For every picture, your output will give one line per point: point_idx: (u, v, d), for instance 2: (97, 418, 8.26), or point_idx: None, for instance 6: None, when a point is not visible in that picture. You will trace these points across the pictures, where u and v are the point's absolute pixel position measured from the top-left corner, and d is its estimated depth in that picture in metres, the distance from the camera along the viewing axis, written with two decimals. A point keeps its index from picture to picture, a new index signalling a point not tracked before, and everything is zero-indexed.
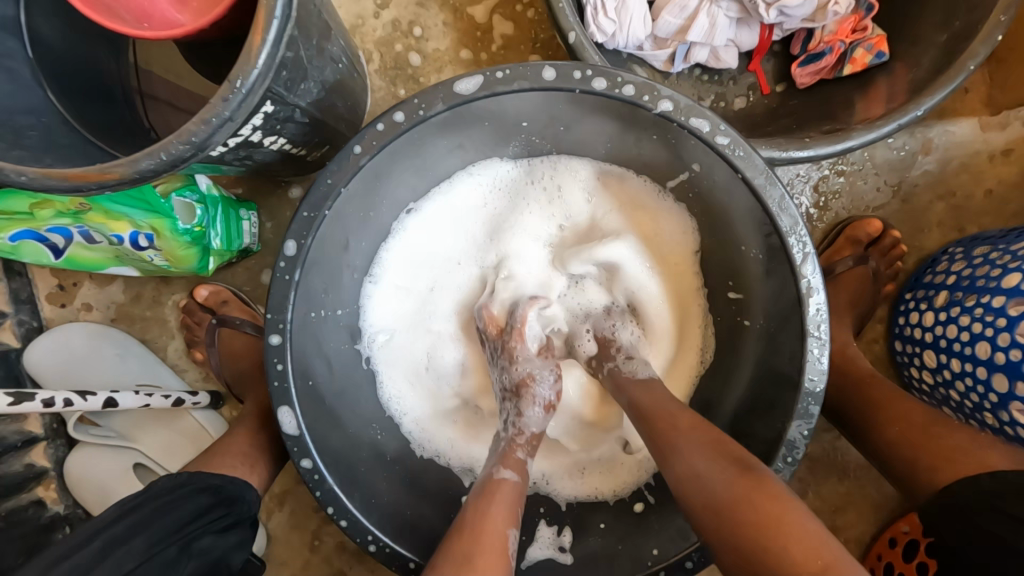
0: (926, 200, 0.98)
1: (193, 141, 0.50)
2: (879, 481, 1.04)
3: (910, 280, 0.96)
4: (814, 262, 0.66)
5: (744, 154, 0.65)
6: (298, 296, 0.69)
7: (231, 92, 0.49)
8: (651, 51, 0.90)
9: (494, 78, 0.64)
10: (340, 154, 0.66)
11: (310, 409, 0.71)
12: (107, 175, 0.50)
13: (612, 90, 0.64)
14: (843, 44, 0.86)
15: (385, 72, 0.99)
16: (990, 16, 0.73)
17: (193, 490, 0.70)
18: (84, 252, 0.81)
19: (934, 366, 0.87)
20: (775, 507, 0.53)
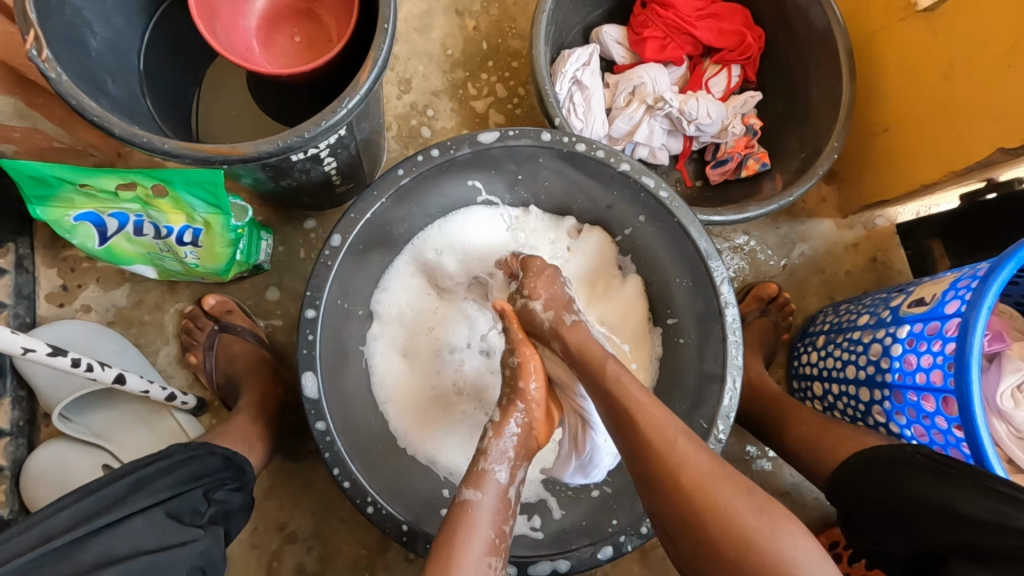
0: (805, 274, 1.31)
1: (303, 136, 0.69)
2: (792, 506, 1.22)
3: (800, 332, 1.24)
4: (730, 285, 0.90)
5: (679, 205, 0.90)
6: (333, 282, 0.83)
7: (338, 108, 0.70)
8: (608, 145, 1.21)
9: (507, 134, 0.89)
10: (385, 175, 0.86)
11: (328, 380, 0.82)
12: (233, 152, 0.66)
13: (589, 152, 0.90)
14: (740, 155, 1.21)
15: (401, 139, 1.24)
16: (829, 142, 1.09)
17: (204, 453, 0.77)
18: (125, 244, 0.92)
19: (822, 392, 1.11)
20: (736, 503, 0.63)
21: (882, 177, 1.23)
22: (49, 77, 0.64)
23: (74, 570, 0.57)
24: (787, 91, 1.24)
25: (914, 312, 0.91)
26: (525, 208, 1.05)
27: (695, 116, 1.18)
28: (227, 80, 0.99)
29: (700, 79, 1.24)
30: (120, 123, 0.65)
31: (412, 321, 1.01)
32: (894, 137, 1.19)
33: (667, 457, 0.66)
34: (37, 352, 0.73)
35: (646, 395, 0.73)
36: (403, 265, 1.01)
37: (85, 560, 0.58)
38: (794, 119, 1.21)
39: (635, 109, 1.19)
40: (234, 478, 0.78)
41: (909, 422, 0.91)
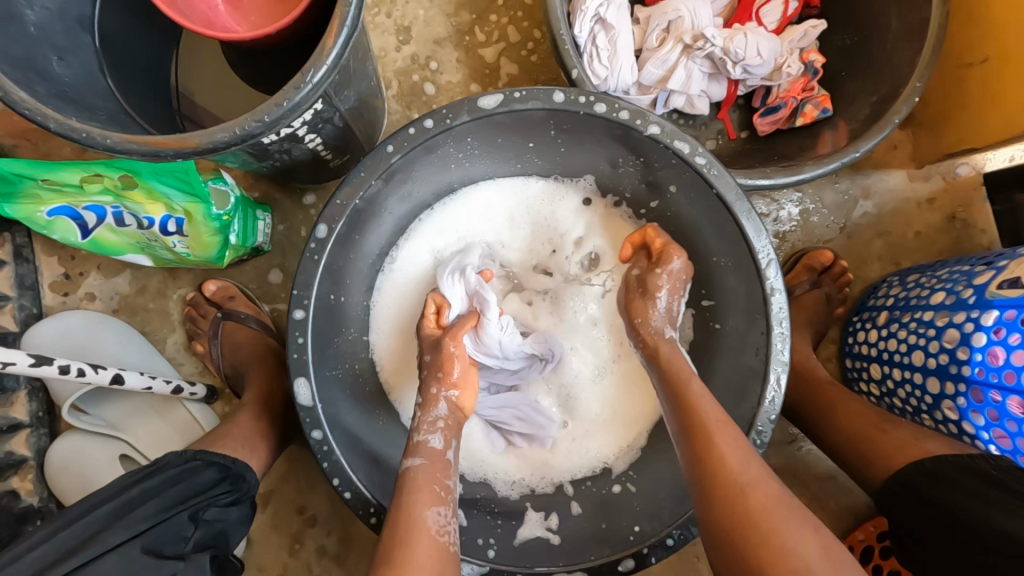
0: (867, 237, 1.14)
1: (264, 120, 0.58)
2: (836, 492, 1.13)
3: (856, 305, 1.10)
4: (778, 267, 0.77)
5: (718, 173, 0.77)
6: (322, 277, 0.75)
7: (303, 82, 0.58)
8: (637, 95, 1.04)
9: (513, 97, 0.75)
10: (373, 152, 0.75)
11: (323, 384, 0.76)
12: (183, 143, 0.57)
13: (611, 114, 0.76)
14: (795, 99, 1.02)
15: (402, 98, 1.11)
16: (909, 82, 0.90)
17: (198, 465, 0.76)
18: (109, 234, 0.86)
19: (879, 377, 0.98)
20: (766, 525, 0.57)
21: (973, 120, 1.02)
22: None
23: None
24: (858, 17, 1.02)
25: (1004, 296, 0.76)
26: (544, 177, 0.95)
27: (742, 56, 0.99)
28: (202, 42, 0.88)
29: (749, 8, 1.03)
30: (55, 115, 0.56)
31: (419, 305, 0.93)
32: (992, 69, 0.97)
33: (715, 463, 0.63)
34: (18, 364, 0.69)
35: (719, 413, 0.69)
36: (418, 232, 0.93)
37: None
38: (866, 52, 1.00)
39: (670, 50, 1.01)
40: (230, 491, 0.76)
41: (988, 423, 0.78)
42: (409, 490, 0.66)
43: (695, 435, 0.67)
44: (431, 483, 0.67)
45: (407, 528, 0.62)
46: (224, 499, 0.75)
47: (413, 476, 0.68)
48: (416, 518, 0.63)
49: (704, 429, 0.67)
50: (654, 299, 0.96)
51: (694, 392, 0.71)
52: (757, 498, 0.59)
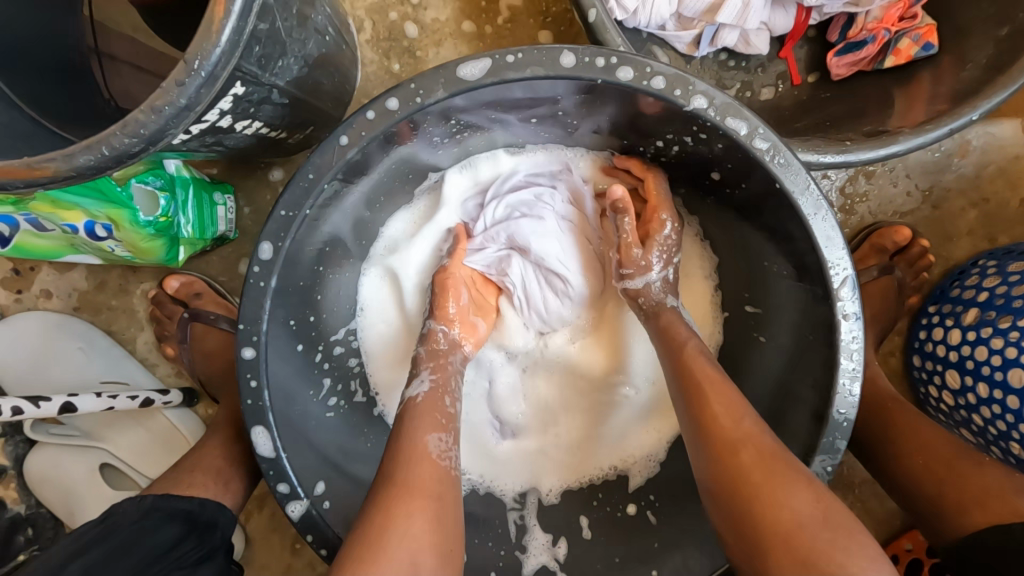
0: (957, 206, 0.92)
1: (141, 133, 0.41)
2: (884, 496, 1.01)
3: (936, 293, 0.91)
4: (854, 285, 0.59)
5: (784, 161, 0.57)
6: (273, 306, 0.61)
7: (188, 75, 0.40)
8: (676, 32, 0.81)
9: (504, 62, 0.55)
10: (323, 144, 0.58)
11: (287, 429, 0.64)
12: (35, 172, 0.41)
13: (639, 81, 0.56)
14: (887, 32, 0.78)
15: (378, 44, 0.89)
16: None
17: (160, 518, 0.64)
18: (33, 240, 0.72)
19: (958, 388, 0.82)
20: (781, 473, 0.51)
21: None
22: None
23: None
24: None
25: None
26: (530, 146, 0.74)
27: None
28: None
29: None
30: None
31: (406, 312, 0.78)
32: None
33: (725, 433, 0.54)
34: None
35: (719, 371, 0.60)
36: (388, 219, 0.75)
37: None
38: None
39: None
40: (199, 545, 0.65)
41: None
42: (404, 424, 0.58)
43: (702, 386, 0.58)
44: (433, 411, 0.60)
45: (400, 452, 0.55)
46: (193, 555, 0.64)
47: (412, 409, 0.60)
48: (408, 444, 0.55)
49: (712, 383, 0.58)
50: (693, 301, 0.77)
51: (688, 351, 0.62)
52: (753, 461, 0.52)
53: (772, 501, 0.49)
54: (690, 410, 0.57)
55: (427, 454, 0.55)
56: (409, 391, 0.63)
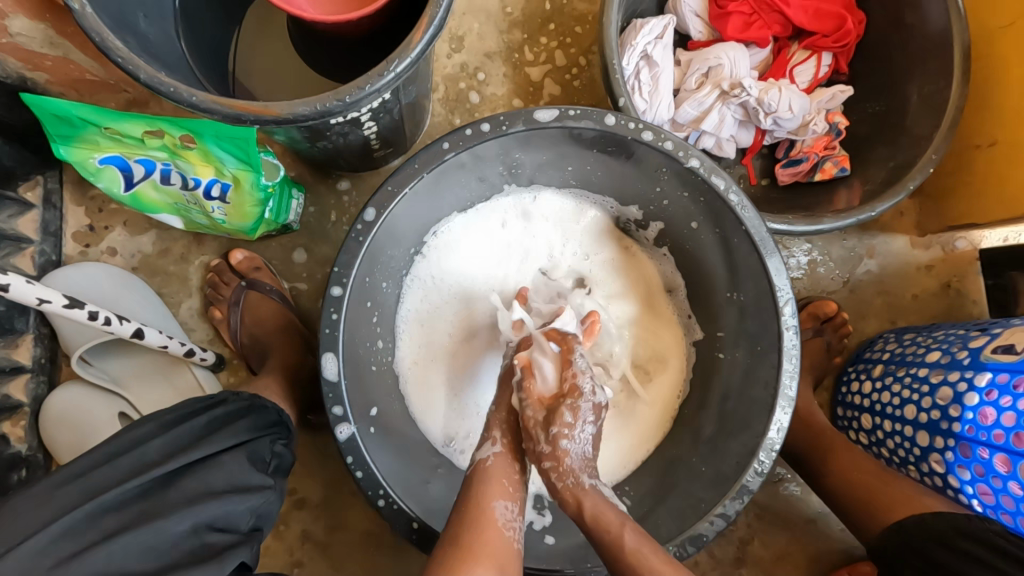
0: (868, 293, 1.20)
1: (345, 100, 0.61)
2: (815, 535, 1.16)
3: (853, 356, 1.15)
4: (794, 306, 0.82)
5: (748, 212, 0.82)
6: (364, 258, 0.77)
7: (386, 71, 0.62)
8: (671, 131, 1.10)
9: (567, 114, 0.80)
10: (428, 146, 0.79)
11: (349, 361, 0.77)
12: (266, 111, 0.59)
13: (656, 142, 0.81)
14: (817, 156, 1.09)
15: (447, 102, 1.15)
16: (926, 154, 0.97)
17: (257, 405, 0.77)
18: (151, 191, 0.87)
19: (870, 427, 1.03)
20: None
21: (975, 197, 1.09)
22: (73, 9, 0.57)
23: (167, 505, 0.59)
24: (879, 87, 1.10)
25: (998, 360, 0.81)
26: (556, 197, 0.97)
27: (774, 108, 1.05)
28: (266, 20, 0.90)
29: (785, 66, 1.11)
30: (146, 67, 0.58)
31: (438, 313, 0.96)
32: (1000, 153, 1.03)
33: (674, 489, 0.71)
34: (53, 303, 0.70)
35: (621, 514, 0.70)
36: (454, 227, 0.97)
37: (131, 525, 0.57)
38: (882, 121, 1.08)
39: (707, 94, 1.07)
40: (286, 435, 0.78)
41: (973, 478, 0.82)
42: (479, 484, 0.72)
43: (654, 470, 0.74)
44: (501, 480, 0.72)
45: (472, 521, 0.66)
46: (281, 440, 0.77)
47: (483, 471, 0.73)
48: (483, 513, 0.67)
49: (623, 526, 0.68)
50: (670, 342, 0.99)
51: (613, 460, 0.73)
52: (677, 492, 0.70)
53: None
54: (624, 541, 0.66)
55: (496, 522, 0.68)
56: (480, 455, 0.76)
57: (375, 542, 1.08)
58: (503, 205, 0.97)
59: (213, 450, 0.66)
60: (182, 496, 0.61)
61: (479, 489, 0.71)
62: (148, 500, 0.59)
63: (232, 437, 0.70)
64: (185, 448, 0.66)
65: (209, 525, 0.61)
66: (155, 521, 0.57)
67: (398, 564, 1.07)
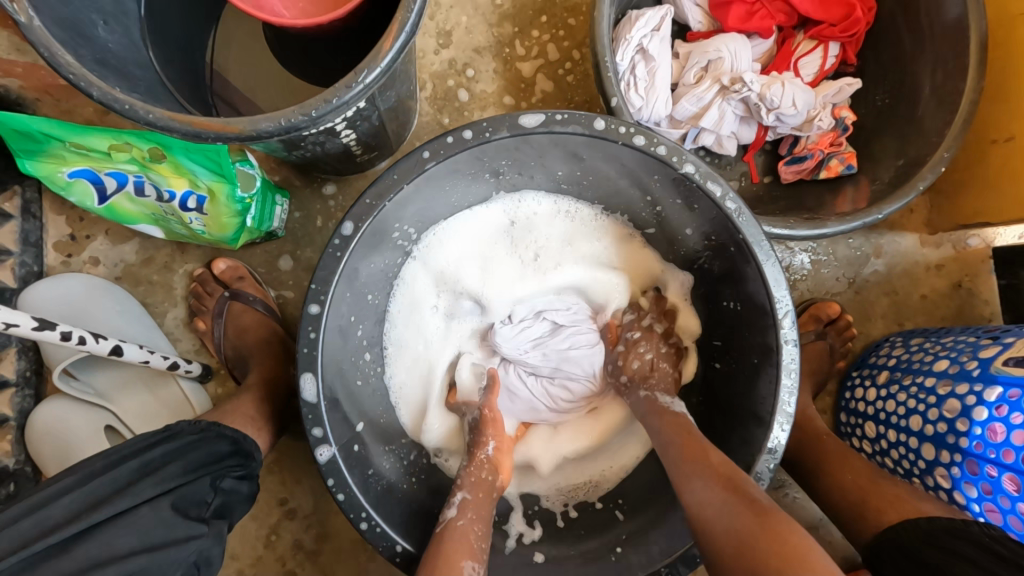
0: (875, 294, 1.15)
1: (311, 114, 0.57)
2: (816, 542, 1.14)
3: (858, 361, 1.11)
4: (793, 318, 0.78)
5: (746, 220, 0.78)
6: (342, 273, 0.74)
7: (355, 82, 0.58)
8: (668, 128, 1.05)
9: (555, 119, 0.76)
10: (408, 156, 0.75)
11: (328, 381, 0.75)
12: (227, 128, 0.56)
13: (648, 147, 0.77)
14: (822, 153, 1.04)
15: (434, 101, 1.11)
16: (937, 151, 0.92)
17: (212, 436, 0.73)
18: (126, 203, 0.84)
19: (873, 436, 0.99)
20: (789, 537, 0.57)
21: (989, 194, 1.03)
22: (17, 21, 0.54)
23: (65, 574, 0.54)
24: (889, 80, 1.04)
25: (1009, 373, 0.77)
26: (549, 200, 0.93)
27: (777, 104, 1.00)
28: (238, 21, 0.86)
29: (789, 58, 1.05)
30: (98, 83, 0.55)
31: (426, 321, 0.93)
32: (1017, 148, 0.97)
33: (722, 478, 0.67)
34: (22, 327, 0.67)
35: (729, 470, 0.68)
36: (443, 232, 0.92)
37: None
38: (893, 115, 1.03)
39: (707, 89, 1.02)
40: (241, 464, 0.74)
41: (980, 496, 0.78)
42: (445, 540, 0.70)
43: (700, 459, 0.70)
44: (466, 538, 0.70)
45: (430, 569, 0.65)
46: (237, 471, 0.73)
47: (450, 530, 0.72)
48: (449, 566, 0.65)
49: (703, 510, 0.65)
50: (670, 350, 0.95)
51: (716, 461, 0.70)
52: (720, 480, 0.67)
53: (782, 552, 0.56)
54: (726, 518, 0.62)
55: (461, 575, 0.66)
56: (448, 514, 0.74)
57: (368, 551, 1.07)
58: (495, 208, 0.93)
59: (133, 503, 0.61)
60: (106, 553, 0.57)
61: (445, 546, 0.69)
62: (85, 545, 0.57)
63: (160, 484, 0.64)
64: (108, 497, 0.61)
65: None
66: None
67: (391, 574, 1.06)
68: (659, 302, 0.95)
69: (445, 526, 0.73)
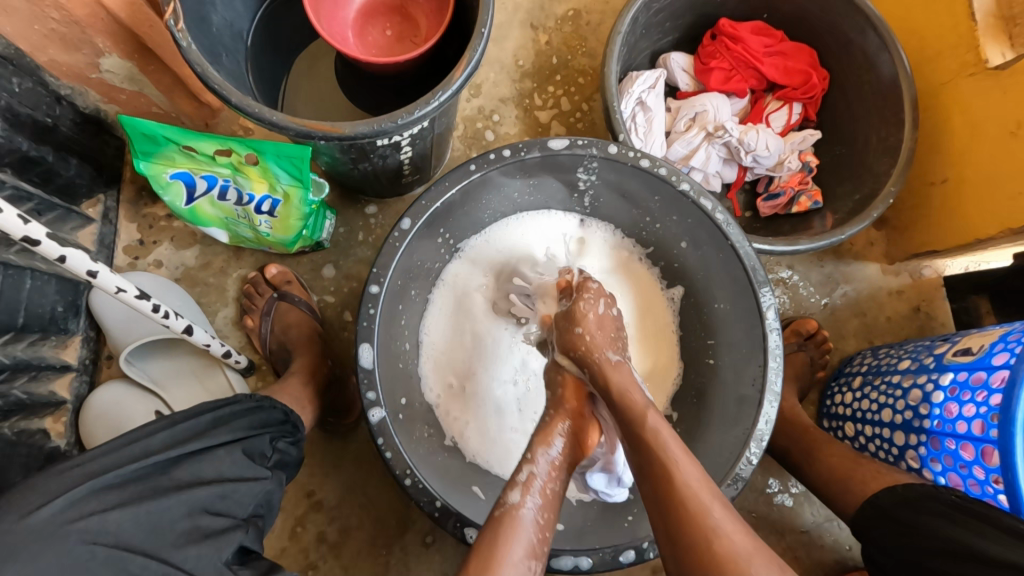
0: (846, 315, 1.31)
1: (396, 123, 0.75)
2: (810, 544, 1.21)
3: (835, 371, 1.24)
4: (776, 311, 0.92)
5: (733, 229, 0.94)
6: (398, 262, 0.88)
7: (431, 100, 0.75)
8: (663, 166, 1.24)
9: (577, 143, 0.93)
10: (457, 168, 0.91)
11: (381, 354, 0.86)
12: (333, 129, 0.72)
13: (652, 168, 0.94)
14: (793, 190, 1.24)
15: (465, 140, 1.30)
16: (886, 186, 1.11)
17: (269, 405, 0.82)
18: (208, 205, 0.98)
19: (853, 433, 1.11)
20: None
21: (934, 227, 1.22)
22: (181, 45, 0.71)
23: (165, 488, 0.62)
24: (843, 133, 1.26)
25: (958, 361, 0.91)
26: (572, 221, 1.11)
27: (753, 147, 1.20)
28: (312, 62, 1.06)
29: (761, 113, 1.27)
30: (238, 93, 0.71)
31: (460, 316, 1.06)
32: (951, 188, 1.18)
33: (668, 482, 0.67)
34: (128, 293, 0.78)
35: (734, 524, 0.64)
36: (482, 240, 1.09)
37: (149, 494, 0.60)
38: (848, 161, 1.23)
39: (695, 135, 1.23)
40: (291, 433, 0.84)
41: (944, 469, 0.91)
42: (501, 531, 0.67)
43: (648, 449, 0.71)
44: (523, 534, 0.68)
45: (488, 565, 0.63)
46: (286, 438, 0.83)
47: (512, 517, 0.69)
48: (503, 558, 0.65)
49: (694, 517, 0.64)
50: (666, 358, 1.09)
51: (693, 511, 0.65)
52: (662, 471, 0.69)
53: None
54: (685, 540, 0.64)
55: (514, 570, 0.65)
56: (511, 500, 0.71)
57: (388, 544, 1.12)
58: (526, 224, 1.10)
59: (217, 442, 0.70)
60: (184, 482, 0.64)
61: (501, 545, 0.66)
62: (174, 471, 0.64)
63: (236, 432, 0.74)
64: (193, 436, 0.69)
65: (206, 507, 0.64)
66: (172, 492, 0.62)
67: (410, 567, 1.11)
68: (661, 316, 1.10)
69: (504, 511, 0.70)
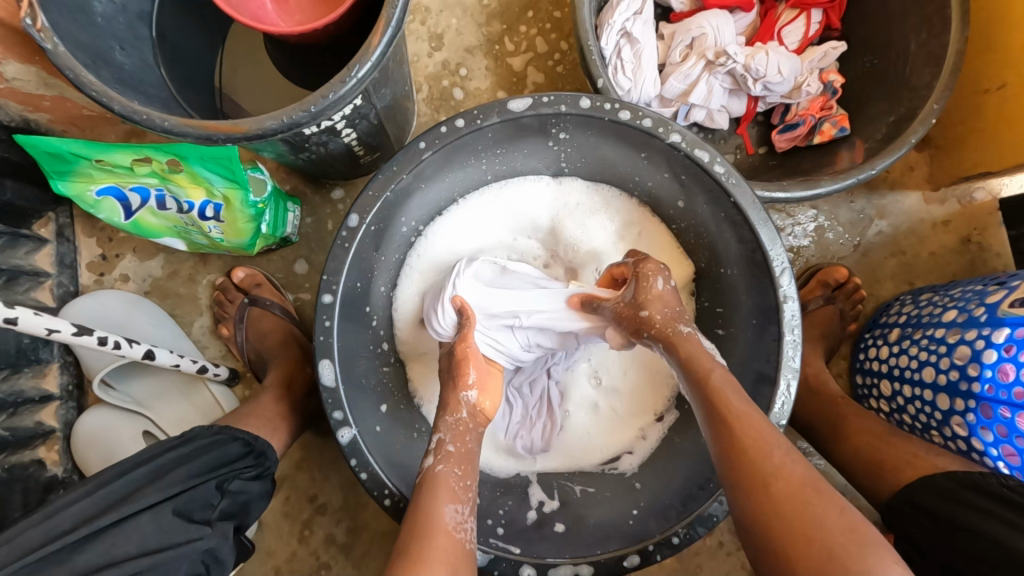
0: (881, 255, 1.15)
1: (310, 111, 0.62)
2: (842, 506, 1.13)
3: (869, 322, 1.11)
4: (791, 276, 0.79)
5: (737, 183, 0.79)
6: (351, 263, 0.79)
7: (347, 79, 0.62)
8: (658, 107, 1.08)
9: (542, 101, 0.79)
10: (405, 147, 0.80)
11: (345, 368, 0.79)
12: (234, 129, 0.61)
13: (634, 121, 0.79)
14: (814, 118, 1.05)
15: (431, 102, 1.15)
16: (927, 104, 0.92)
17: (226, 439, 0.81)
18: (150, 217, 0.90)
19: (890, 393, 0.99)
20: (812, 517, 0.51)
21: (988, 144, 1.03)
22: (45, 49, 0.60)
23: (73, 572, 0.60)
24: (874, 40, 1.05)
25: (1016, 314, 0.77)
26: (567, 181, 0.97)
27: (762, 74, 1.02)
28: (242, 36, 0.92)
29: (772, 28, 1.07)
30: (118, 99, 0.60)
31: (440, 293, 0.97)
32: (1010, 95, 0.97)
33: (759, 465, 0.56)
34: (62, 332, 0.73)
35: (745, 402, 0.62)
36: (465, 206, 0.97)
37: None
38: (881, 74, 1.04)
39: (693, 65, 1.04)
40: (254, 465, 0.81)
41: (997, 439, 0.79)
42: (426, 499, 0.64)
43: (730, 425, 0.59)
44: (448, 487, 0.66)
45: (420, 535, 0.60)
46: (249, 472, 0.80)
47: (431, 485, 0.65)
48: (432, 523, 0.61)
49: (745, 429, 0.59)
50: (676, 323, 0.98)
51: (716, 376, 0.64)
52: (750, 457, 0.57)
53: (804, 529, 0.51)
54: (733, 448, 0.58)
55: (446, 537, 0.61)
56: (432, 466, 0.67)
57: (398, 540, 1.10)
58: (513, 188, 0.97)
59: (141, 506, 0.66)
60: (93, 564, 0.61)
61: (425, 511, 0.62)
62: (88, 548, 0.62)
63: (181, 481, 0.71)
64: (128, 496, 0.68)
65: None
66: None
67: None
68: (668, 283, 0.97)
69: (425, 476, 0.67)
